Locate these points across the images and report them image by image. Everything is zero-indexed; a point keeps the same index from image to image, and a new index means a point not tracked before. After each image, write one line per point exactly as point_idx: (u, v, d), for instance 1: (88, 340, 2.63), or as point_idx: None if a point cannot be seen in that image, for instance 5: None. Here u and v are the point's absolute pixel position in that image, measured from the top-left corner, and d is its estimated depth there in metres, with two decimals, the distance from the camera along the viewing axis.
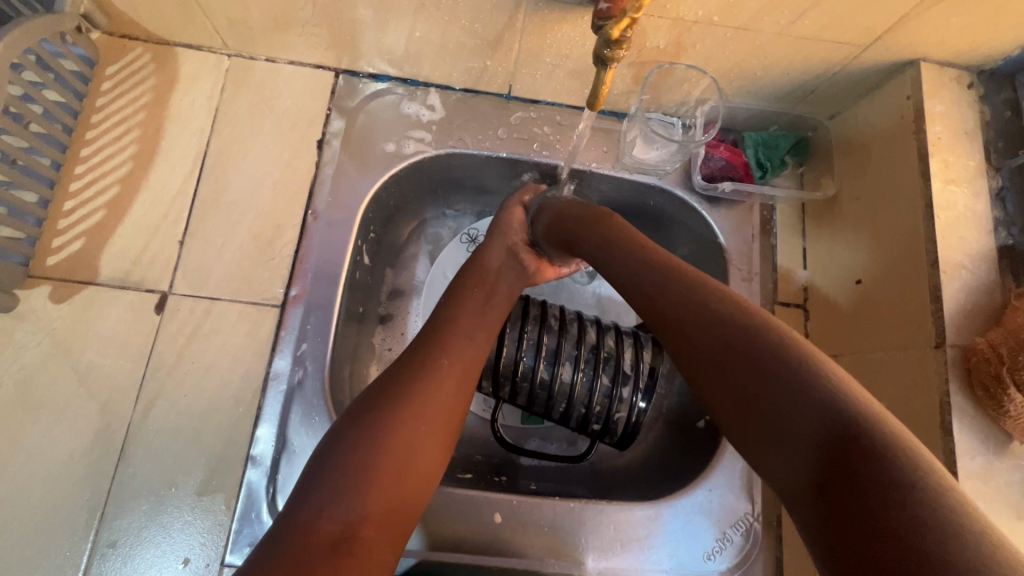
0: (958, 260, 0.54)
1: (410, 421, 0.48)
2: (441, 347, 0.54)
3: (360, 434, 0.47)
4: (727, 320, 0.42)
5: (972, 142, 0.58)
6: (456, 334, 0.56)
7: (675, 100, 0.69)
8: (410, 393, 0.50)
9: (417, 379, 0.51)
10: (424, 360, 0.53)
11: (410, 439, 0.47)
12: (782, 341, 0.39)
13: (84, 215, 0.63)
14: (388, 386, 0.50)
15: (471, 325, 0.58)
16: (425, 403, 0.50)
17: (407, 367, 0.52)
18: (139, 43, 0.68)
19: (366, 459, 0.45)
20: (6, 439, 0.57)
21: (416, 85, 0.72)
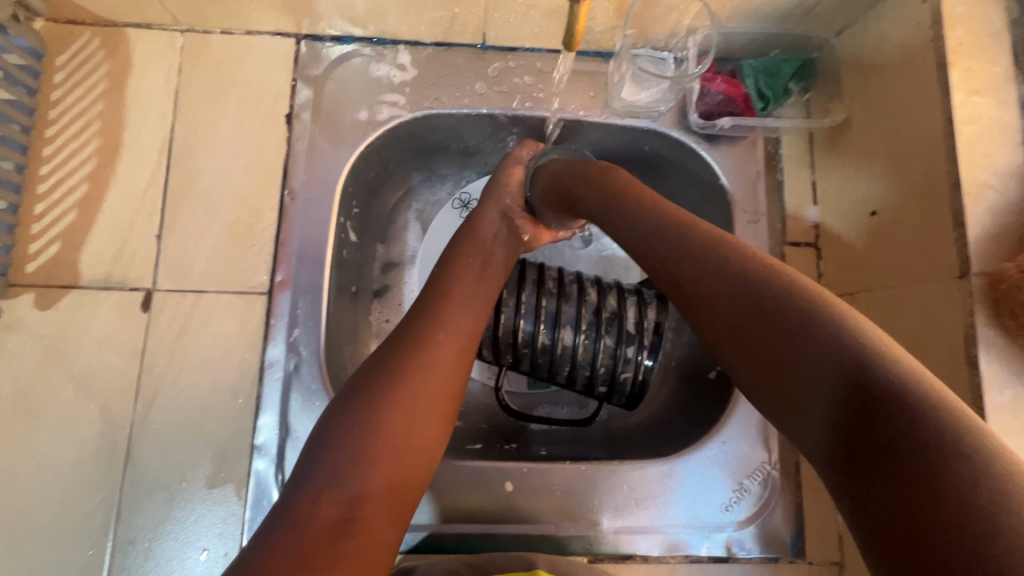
0: (984, 179, 0.49)
1: (409, 397, 0.46)
2: (437, 318, 0.51)
3: (357, 412, 0.45)
4: (749, 267, 0.37)
5: (999, 44, 0.51)
6: (452, 301, 0.53)
7: (664, 31, 0.63)
8: (408, 367, 0.47)
9: (415, 352, 0.48)
10: (420, 331, 0.50)
11: (409, 416, 0.45)
12: (789, 286, 0.35)
13: (57, 217, 0.62)
14: (384, 362, 0.48)
15: (465, 293, 0.55)
16: (423, 376, 0.47)
17: (401, 339, 0.50)
18: (87, 28, 0.64)
19: (366, 438, 0.43)
20: (14, 447, 0.57)
21: (384, 43, 0.67)
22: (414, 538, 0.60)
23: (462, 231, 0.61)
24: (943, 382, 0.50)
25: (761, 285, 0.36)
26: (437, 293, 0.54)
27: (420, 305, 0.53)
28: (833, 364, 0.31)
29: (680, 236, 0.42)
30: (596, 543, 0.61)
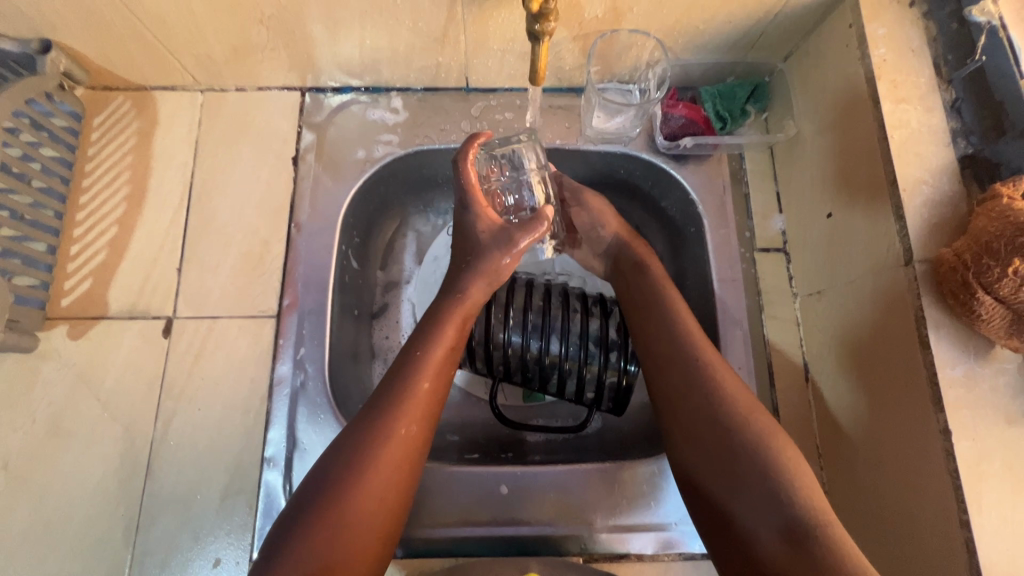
0: (917, 176, 0.54)
1: (370, 499, 0.48)
2: (407, 410, 0.52)
3: (322, 508, 0.47)
4: (721, 389, 0.54)
5: (919, 58, 0.58)
6: (423, 386, 0.54)
7: (626, 67, 0.70)
8: (372, 470, 0.49)
9: (378, 450, 0.50)
10: (387, 424, 0.51)
11: (368, 520, 0.48)
12: (749, 417, 0.52)
13: (89, 257, 0.69)
14: (349, 457, 0.49)
15: (437, 376, 0.55)
16: (387, 477, 0.50)
17: (366, 431, 0.51)
18: (120, 93, 0.74)
19: (327, 542, 0.46)
20: (46, 468, 0.62)
21: (379, 90, 0.75)
22: (415, 544, 0.62)
23: (442, 299, 0.61)
24: (903, 363, 0.53)
25: (780, 486, 0.48)
26: (409, 375, 0.54)
27: (390, 390, 0.53)
28: (768, 468, 0.49)
29: (700, 377, 0.55)
30: (591, 543, 0.62)
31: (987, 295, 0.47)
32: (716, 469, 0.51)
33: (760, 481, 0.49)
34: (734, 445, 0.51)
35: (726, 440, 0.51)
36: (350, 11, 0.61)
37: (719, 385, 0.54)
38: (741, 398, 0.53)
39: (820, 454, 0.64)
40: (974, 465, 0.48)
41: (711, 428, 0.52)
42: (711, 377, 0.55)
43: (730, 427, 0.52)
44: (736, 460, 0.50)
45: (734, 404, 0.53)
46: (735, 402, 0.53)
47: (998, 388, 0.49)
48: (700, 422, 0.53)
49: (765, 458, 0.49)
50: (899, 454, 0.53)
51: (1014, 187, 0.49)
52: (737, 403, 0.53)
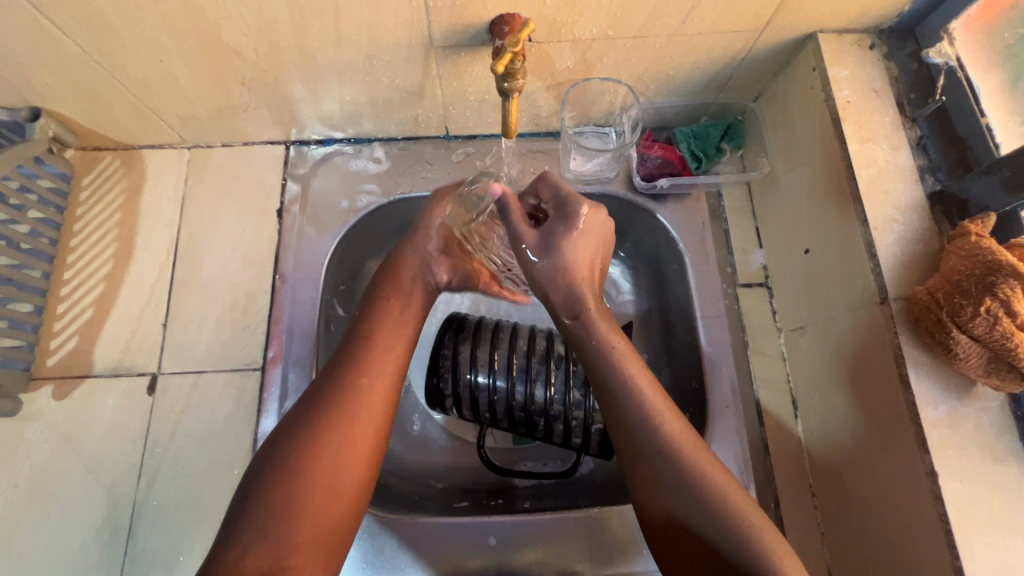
0: (888, 215, 0.55)
1: (327, 463, 0.47)
2: (369, 371, 0.52)
3: (282, 468, 0.46)
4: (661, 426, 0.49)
5: (882, 99, 0.59)
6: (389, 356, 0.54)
7: (602, 111, 0.71)
8: (336, 427, 0.48)
9: (341, 412, 0.49)
10: (348, 383, 0.51)
11: (333, 478, 0.47)
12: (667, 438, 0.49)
13: (76, 315, 0.69)
14: (308, 417, 0.49)
15: (393, 343, 0.55)
16: (350, 436, 0.48)
17: (328, 390, 0.51)
18: (109, 152, 0.75)
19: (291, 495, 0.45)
20: (27, 532, 0.61)
21: (361, 141, 0.77)
22: None
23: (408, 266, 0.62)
24: (888, 401, 0.52)
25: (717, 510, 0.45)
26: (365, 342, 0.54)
27: (350, 356, 0.53)
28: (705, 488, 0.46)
29: (637, 416, 0.50)
30: None
31: (963, 334, 0.47)
32: (649, 483, 0.48)
33: (684, 500, 0.46)
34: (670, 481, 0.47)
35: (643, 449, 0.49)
36: (328, 71, 0.63)
37: (641, 395, 0.51)
38: (668, 415, 0.50)
39: (813, 493, 0.63)
40: (963, 508, 0.47)
41: (647, 442, 0.49)
42: (627, 385, 0.51)
43: (662, 449, 0.48)
44: (666, 477, 0.47)
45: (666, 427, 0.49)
46: (662, 420, 0.50)
47: (982, 427, 0.49)
48: (647, 444, 0.49)
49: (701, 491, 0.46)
50: (890, 495, 0.52)
51: (982, 225, 0.50)
52: (669, 432, 0.49)
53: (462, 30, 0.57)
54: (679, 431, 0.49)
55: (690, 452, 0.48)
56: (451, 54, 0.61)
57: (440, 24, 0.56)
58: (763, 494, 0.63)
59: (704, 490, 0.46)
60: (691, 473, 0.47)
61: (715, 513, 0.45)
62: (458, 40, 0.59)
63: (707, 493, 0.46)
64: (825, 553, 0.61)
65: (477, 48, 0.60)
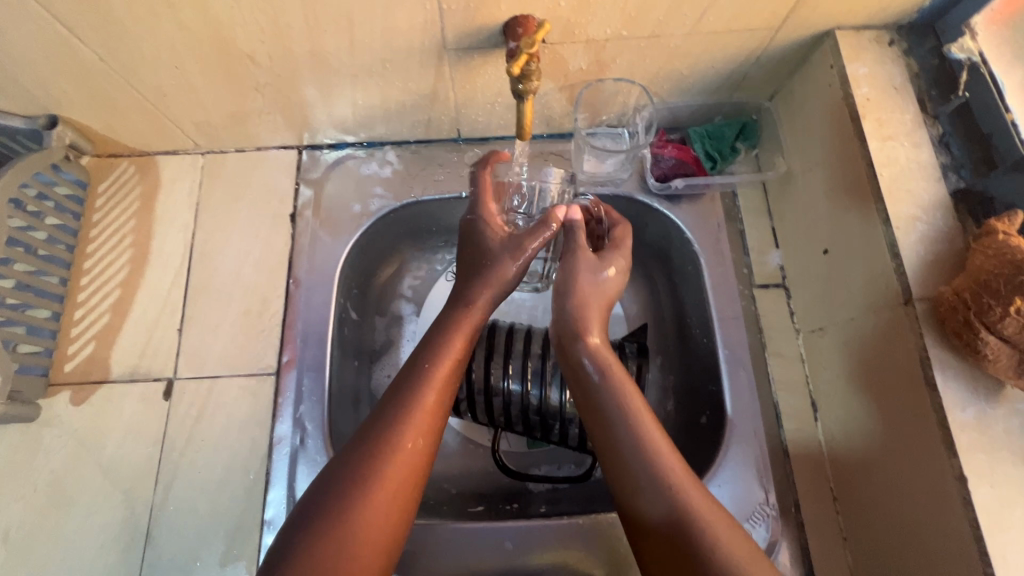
0: (911, 213, 0.54)
1: (376, 520, 0.45)
2: (413, 421, 0.50)
3: (317, 515, 0.44)
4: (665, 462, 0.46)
5: (903, 96, 0.58)
6: (430, 398, 0.51)
7: (614, 111, 0.71)
8: (385, 479, 0.47)
9: (384, 464, 0.47)
10: (392, 435, 0.48)
11: (378, 534, 0.45)
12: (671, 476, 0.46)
13: (93, 321, 0.70)
14: (354, 470, 0.46)
15: (445, 388, 0.53)
16: (396, 489, 0.47)
17: (366, 444, 0.48)
18: (124, 158, 0.76)
19: (341, 555, 0.43)
20: (47, 538, 0.62)
21: (373, 145, 0.77)
22: None
23: (450, 306, 0.59)
24: (912, 402, 0.51)
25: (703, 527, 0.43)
26: (417, 387, 0.52)
27: (398, 405, 0.50)
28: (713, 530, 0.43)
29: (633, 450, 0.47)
30: None
31: (991, 335, 0.46)
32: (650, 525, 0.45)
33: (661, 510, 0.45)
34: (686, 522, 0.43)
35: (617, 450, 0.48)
36: (341, 75, 0.63)
37: (634, 413, 0.49)
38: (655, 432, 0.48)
39: (835, 498, 0.62)
40: (994, 513, 0.46)
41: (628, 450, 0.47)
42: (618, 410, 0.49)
43: (646, 456, 0.46)
44: (652, 495, 0.45)
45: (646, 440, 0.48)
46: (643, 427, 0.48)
47: (1012, 430, 0.48)
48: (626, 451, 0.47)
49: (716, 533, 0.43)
50: (918, 501, 0.51)
51: (1009, 223, 0.49)
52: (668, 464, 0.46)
53: (475, 32, 0.57)
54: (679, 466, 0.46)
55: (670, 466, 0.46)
56: (463, 56, 0.61)
57: (454, 26, 0.56)
58: (784, 498, 0.62)
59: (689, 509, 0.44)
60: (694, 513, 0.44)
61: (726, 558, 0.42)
62: (471, 42, 0.59)
63: (690, 516, 0.44)
64: (848, 558, 0.60)
65: (491, 50, 0.60)
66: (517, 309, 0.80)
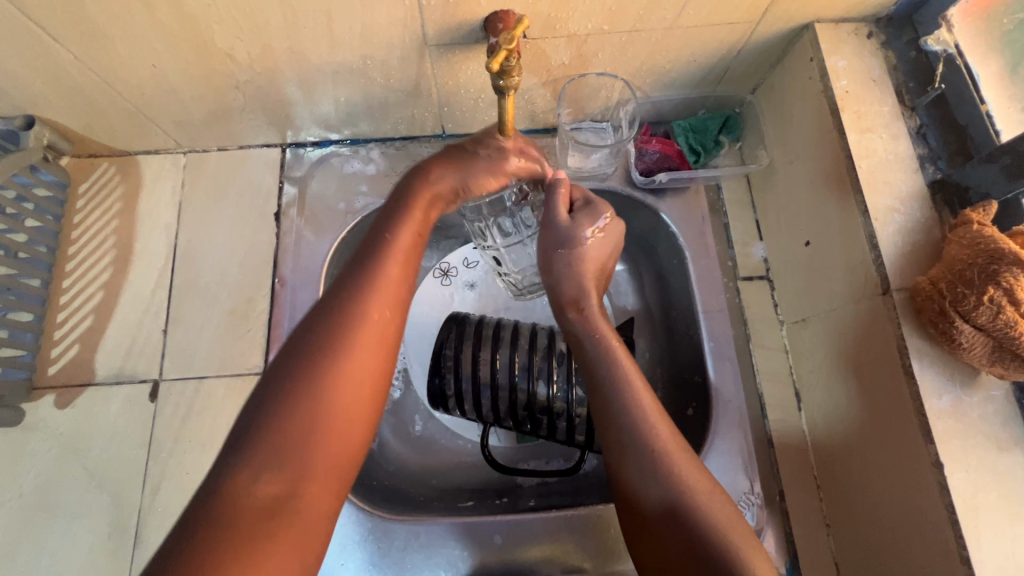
0: (889, 205, 0.55)
1: (327, 456, 0.41)
2: (359, 319, 0.45)
3: (276, 421, 0.40)
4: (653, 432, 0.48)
5: (881, 88, 0.59)
6: (378, 314, 0.47)
7: (598, 106, 0.71)
8: (330, 420, 0.42)
9: (335, 381, 0.43)
10: (342, 349, 0.44)
11: (335, 465, 0.42)
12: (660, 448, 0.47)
13: (76, 324, 0.69)
14: (297, 385, 0.42)
15: (395, 301, 0.48)
16: (341, 426, 0.42)
17: (312, 361, 0.43)
18: (104, 159, 0.75)
19: (288, 479, 0.39)
20: (33, 542, 0.61)
21: (358, 143, 0.77)
22: None
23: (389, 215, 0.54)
24: (891, 389, 0.52)
25: (693, 503, 0.45)
26: (362, 298, 0.46)
27: (339, 314, 0.45)
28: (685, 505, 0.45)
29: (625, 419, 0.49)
30: None
31: (966, 324, 0.47)
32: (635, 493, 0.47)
33: (659, 486, 0.46)
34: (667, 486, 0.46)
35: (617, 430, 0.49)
36: (322, 72, 0.63)
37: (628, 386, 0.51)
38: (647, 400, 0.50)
39: (819, 486, 0.63)
40: (969, 497, 0.47)
41: (622, 418, 0.49)
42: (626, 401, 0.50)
43: (637, 427, 0.48)
44: (639, 464, 0.47)
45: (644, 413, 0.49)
46: (639, 397, 0.50)
47: (986, 416, 0.49)
48: (626, 431, 0.48)
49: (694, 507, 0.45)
50: (896, 489, 0.52)
51: (984, 213, 0.50)
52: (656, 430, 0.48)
53: (455, 28, 0.57)
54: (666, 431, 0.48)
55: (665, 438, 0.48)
56: (445, 52, 0.60)
57: (435, 22, 0.56)
58: (769, 487, 0.63)
59: (671, 477, 0.46)
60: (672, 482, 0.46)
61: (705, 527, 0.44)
62: (453, 38, 0.58)
63: (676, 485, 0.46)
64: (832, 545, 0.61)
65: (472, 46, 0.59)
66: (506, 304, 0.80)
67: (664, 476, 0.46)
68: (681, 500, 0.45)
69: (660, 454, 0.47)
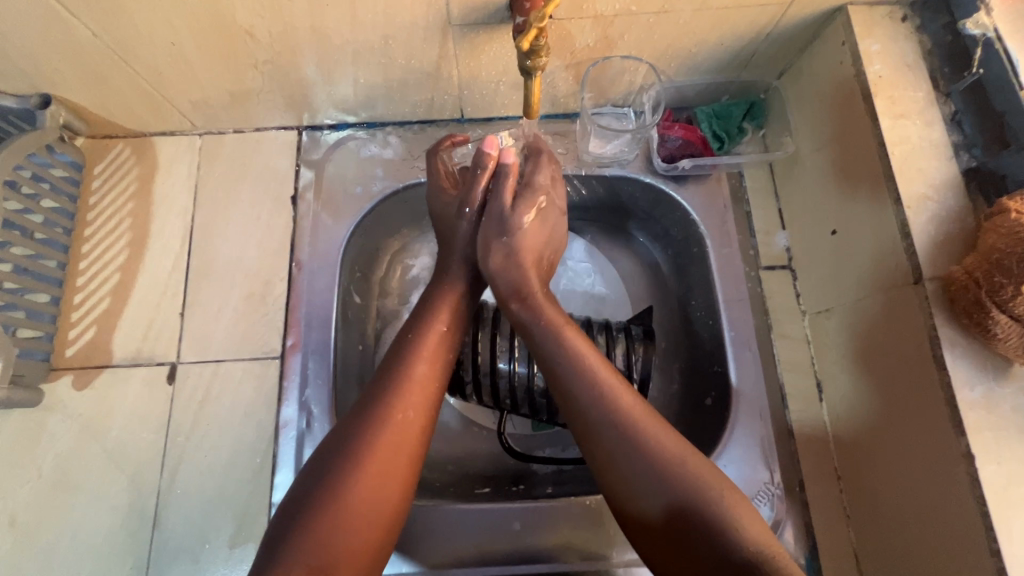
0: (922, 193, 0.54)
1: (365, 499, 0.46)
2: (407, 388, 0.51)
3: (331, 471, 0.46)
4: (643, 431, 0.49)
5: (916, 73, 0.58)
6: (421, 373, 0.53)
7: (621, 91, 0.70)
8: (374, 464, 0.47)
9: (381, 434, 0.48)
10: (387, 406, 0.50)
11: (375, 510, 0.46)
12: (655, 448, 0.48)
13: (93, 305, 0.69)
14: (344, 444, 0.48)
15: (434, 362, 0.55)
16: (388, 461, 0.48)
17: (362, 422, 0.49)
18: (120, 140, 0.74)
19: (333, 526, 0.44)
20: (53, 521, 0.62)
21: (375, 126, 0.76)
22: None
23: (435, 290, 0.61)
24: (919, 380, 0.52)
25: (706, 503, 0.46)
26: (406, 362, 0.54)
27: (390, 377, 0.52)
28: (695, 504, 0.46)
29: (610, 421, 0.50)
30: None
31: (1002, 315, 0.46)
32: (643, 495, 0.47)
33: (649, 481, 0.47)
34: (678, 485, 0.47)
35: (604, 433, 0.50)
36: (343, 52, 0.62)
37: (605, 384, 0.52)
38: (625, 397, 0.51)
39: (839, 477, 0.62)
40: (1000, 490, 0.46)
41: (604, 420, 0.50)
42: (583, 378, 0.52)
43: (631, 428, 0.49)
44: (637, 466, 0.48)
45: (631, 412, 0.50)
46: (620, 397, 0.51)
47: (1019, 408, 0.48)
48: (599, 419, 0.50)
49: (703, 510, 0.46)
50: (923, 483, 0.51)
51: (1022, 202, 0.49)
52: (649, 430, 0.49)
53: (480, 7, 0.56)
54: (659, 429, 0.50)
55: (642, 422, 0.50)
56: (468, 32, 0.59)
57: (459, 1, 0.55)
58: (789, 478, 0.62)
59: (675, 476, 0.47)
60: (681, 481, 0.47)
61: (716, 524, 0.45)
62: (477, 18, 0.57)
63: (682, 484, 0.47)
64: (852, 536, 0.61)
65: (496, 27, 0.58)
66: None
67: (667, 476, 0.47)
68: (693, 500, 0.46)
69: (645, 440, 0.49)
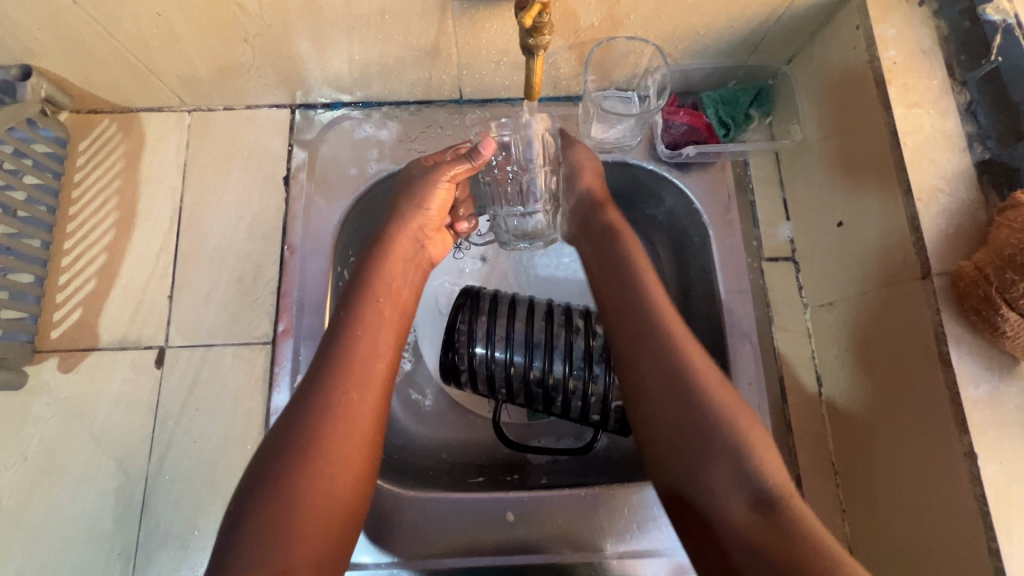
0: (933, 184, 0.52)
1: (322, 485, 0.44)
2: (350, 371, 0.49)
3: (275, 468, 0.44)
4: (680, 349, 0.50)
5: (931, 61, 0.56)
6: (363, 351, 0.50)
7: (625, 74, 0.67)
8: (325, 449, 0.45)
9: (331, 420, 0.46)
10: (333, 390, 0.47)
11: (332, 494, 0.44)
12: (691, 367, 0.49)
13: (78, 286, 0.67)
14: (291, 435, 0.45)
15: (379, 337, 0.52)
16: (342, 441, 0.46)
17: (307, 406, 0.46)
18: (105, 115, 0.72)
19: (288, 521, 0.42)
20: (39, 505, 0.61)
21: (371, 106, 0.73)
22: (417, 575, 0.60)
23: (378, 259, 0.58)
24: (921, 376, 0.51)
25: (721, 434, 0.46)
26: (346, 342, 0.50)
27: (332, 356, 0.49)
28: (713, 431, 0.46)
29: (651, 329, 0.51)
30: (601, 570, 0.60)
31: (1011, 311, 0.45)
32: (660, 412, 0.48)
33: (672, 401, 0.48)
34: (696, 411, 0.47)
35: (643, 339, 0.51)
36: (337, 27, 0.59)
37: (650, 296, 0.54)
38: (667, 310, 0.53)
39: (836, 472, 0.62)
40: (1002, 489, 0.45)
41: (646, 331, 0.51)
42: (638, 288, 0.55)
43: (665, 342, 0.50)
44: (662, 388, 0.49)
45: (672, 327, 0.51)
46: (665, 313, 0.52)
47: None
48: (639, 327, 0.52)
49: (722, 433, 0.46)
50: (921, 479, 0.51)
51: None
52: (686, 350, 0.50)
53: None
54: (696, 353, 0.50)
55: (679, 336, 0.51)
56: (469, 8, 0.57)
57: None
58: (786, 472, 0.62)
59: (698, 398, 0.48)
60: (703, 409, 0.47)
61: (733, 456, 0.45)
62: None
63: (703, 406, 0.47)
64: (846, 531, 0.60)
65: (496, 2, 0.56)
66: (520, 280, 0.78)
67: (693, 399, 0.47)
68: (710, 429, 0.46)
69: (679, 362, 0.49)
